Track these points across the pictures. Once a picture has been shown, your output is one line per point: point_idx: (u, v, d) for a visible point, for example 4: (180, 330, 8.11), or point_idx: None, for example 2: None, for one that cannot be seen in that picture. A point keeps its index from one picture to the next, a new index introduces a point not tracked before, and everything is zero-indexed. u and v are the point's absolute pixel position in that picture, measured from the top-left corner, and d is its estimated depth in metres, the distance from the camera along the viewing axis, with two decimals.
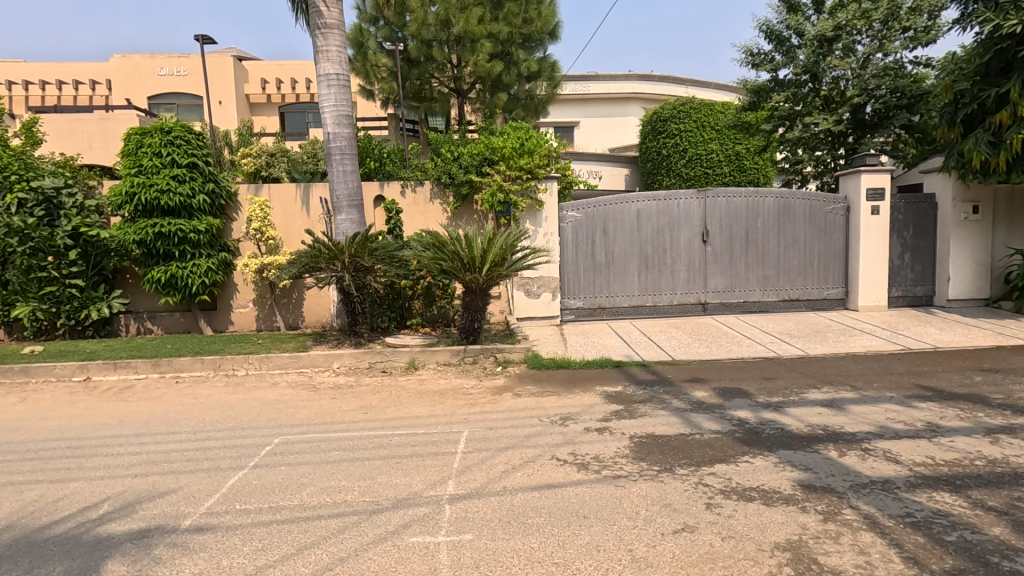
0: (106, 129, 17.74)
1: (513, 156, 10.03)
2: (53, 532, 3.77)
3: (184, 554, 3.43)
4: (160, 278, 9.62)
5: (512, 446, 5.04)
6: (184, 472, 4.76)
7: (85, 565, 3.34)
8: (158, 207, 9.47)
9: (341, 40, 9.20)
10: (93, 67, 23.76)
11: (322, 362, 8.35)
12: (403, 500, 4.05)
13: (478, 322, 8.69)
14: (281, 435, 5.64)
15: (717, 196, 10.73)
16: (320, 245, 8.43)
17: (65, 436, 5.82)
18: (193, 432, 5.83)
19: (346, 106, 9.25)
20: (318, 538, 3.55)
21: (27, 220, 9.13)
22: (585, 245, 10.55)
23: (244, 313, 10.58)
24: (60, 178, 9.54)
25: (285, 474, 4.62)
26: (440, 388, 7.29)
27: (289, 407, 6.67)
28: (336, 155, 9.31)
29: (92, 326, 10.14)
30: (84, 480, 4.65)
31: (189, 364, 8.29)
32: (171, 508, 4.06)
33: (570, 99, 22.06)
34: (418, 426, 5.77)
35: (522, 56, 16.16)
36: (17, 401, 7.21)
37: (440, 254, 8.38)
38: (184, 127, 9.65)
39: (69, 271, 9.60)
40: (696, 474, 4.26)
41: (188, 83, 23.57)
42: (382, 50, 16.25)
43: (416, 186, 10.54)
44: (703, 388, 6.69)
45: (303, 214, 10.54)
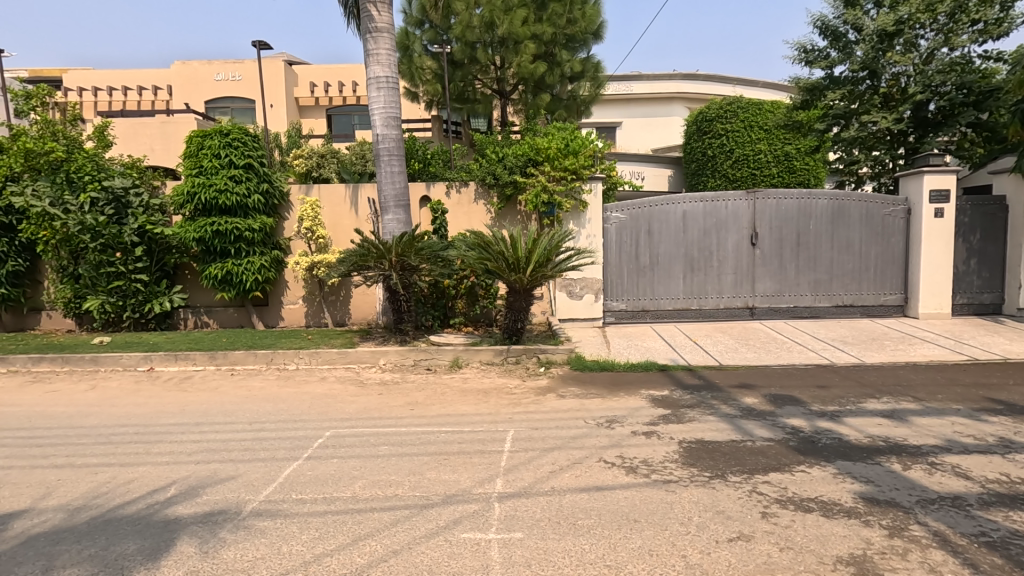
0: (167, 132, 18.63)
1: (557, 156, 9.99)
2: (125, 512, 3.99)
3: (247, 538, 3.57)
4: (217, 274, 10.03)
5: (559, 447, 5.03)
6: (243, 460, 4.95)
7: (155, 545, 3.52)
8: (217, 206, 9.87)
9: (391, 43, 9.39)
10: (155, 73, 25.03)
11: (369, 359, 8.54)
12: (453, 496, 4.11)
13: (521, 322, 8.72)
14: (332, 429, 5.79)
15: (767, 197, 10.44)
16: (369, 244, 8.61)
17: (132, 422, 6.15)
18: (248, 423, 6.05)
19: (394, 108, 9.44)
20: (372, 530, 3.64)
21: (98, 218, 9.71)
22: (629, 247, 10.42)
23: (294, 309, 10.94)
24: (127, 179, 10.10)
25: (338, 466, 4.75)
26: (484, 387, 7.35)
27: (338, 402, 6.84)
28: (384, 156, 9.50)
29: (154, 320, 10.65)
30: (151, 465, 4.90)
31: (243, 357, 8.61)
32: (232, 495, 4.23)
33: (613, 100, 21.87)
34: (464, 424, 5.83)
35: (566, 56, 16.14)
36: (87, 388, 7.67)
37: (485, 254, 8.43)
38: (241, 129, 10.03)
39: (134, 267, 10.12)
40: (750, 482, 4.16)
41: (242, 87, 24.51)
42: (427, 53, 16.52)
43: (461, 187, 10.65)
44: (753, 394, 6.52)
45: (352, 214, 10.81)
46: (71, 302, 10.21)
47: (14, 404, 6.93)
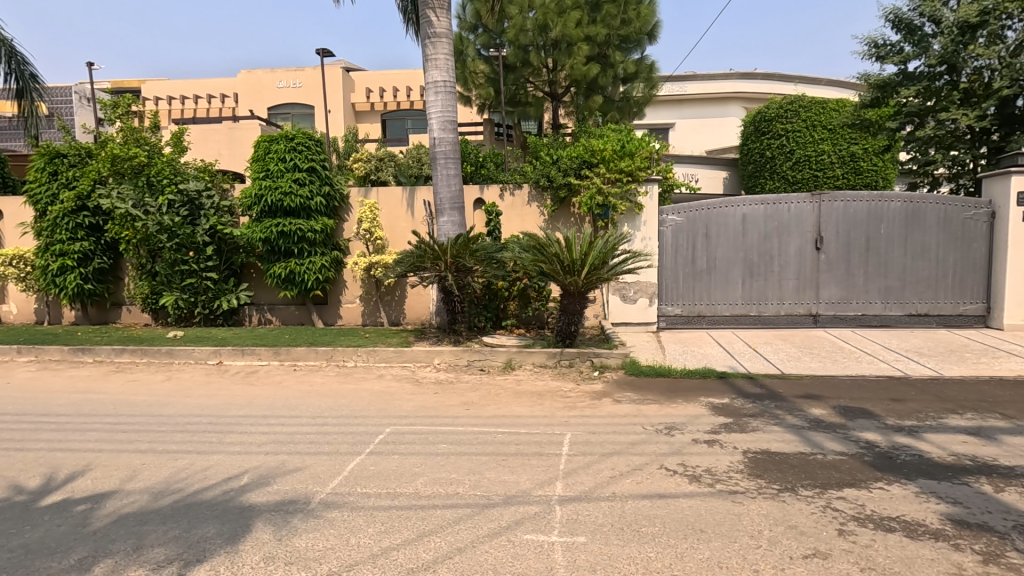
0: (233, 138, 19.61)
1: (613, 158, 9.86)
2: (203, 497, 4.21)
3: (317, 528, 3.69)
4: (281, 273, 10.44)
5: (617, 453, 4.96)
6: (309, 453, 5.13)
7: (233, 530, 3.69)
8: (281, 208, 10.29)
9: (449, 48, 9.55)
10: (222, 82, 26.39)
11: (424, 358, 8.69)
12: (513, 497, 4.12)
13: (574, 325, 8.65)
14: (391, 426, 5.93)
15: (834, 200, 9.98)
16: (425, 245, 8.77)
17: (205, 413, 6.49)
18: (312, 417, 6.27)
19: (451, 113, 9.58)
20: (436, 527, 3.69)
21: (174, 219, 10.32)
22: (685, 251, 10.18)
23: (351, 308, 11.28)
24: (201, 182, 10.71)
25: (399, 463, 4.85)
26: (538, 389, 7.34)
27: (396, 399, 6.99)
28: (440, 159, 9.65)
29: (222, 316, 11.20)
30: (225, 453, 5.15)
31: (305, 354, 8.94)
32: (300, 485, 4.39)
33: (666, 101, 21.49)
34: (521, 425, 5.84)
35: (619, 57, 15.97)
36: (163, 379, 8.16)
37: (540, 256, 8.41)
38: (305, 134, 10.41)
39: (205, 265, 10.69)
40: (823, 497, 3.97)
41: (303, 94, 25.48)
42: (480, 57, 16.71)
43: (515, 189, 10.67)
44: (821, 405, 6.22)
45: (408, 216, 11.05)
46: (148, 298, 10.86)
47: (101, 391, 7.44)
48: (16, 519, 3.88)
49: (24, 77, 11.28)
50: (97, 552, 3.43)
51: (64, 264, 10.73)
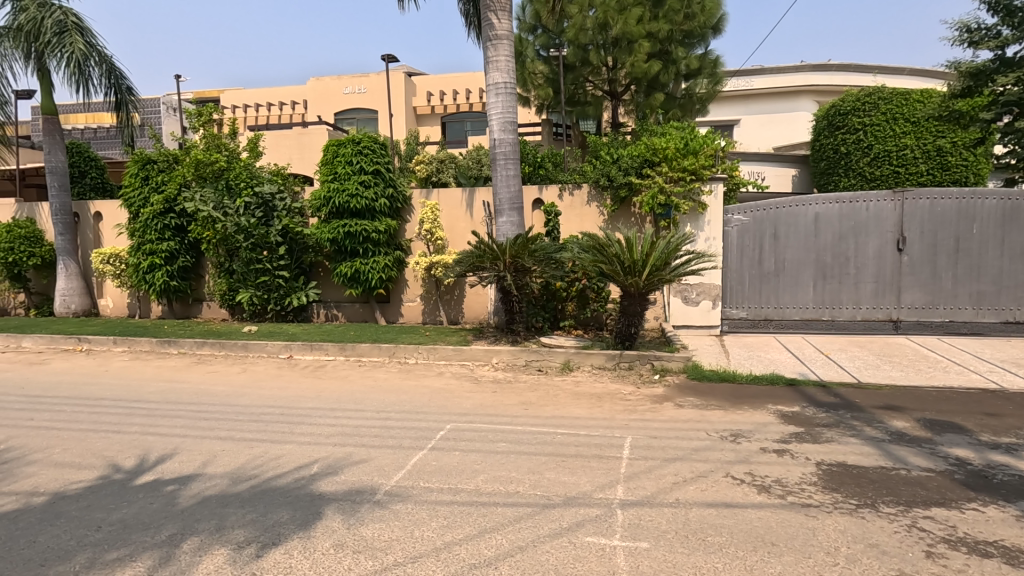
0: (303, 143, 20.56)
1: (676, 157, 9.59)
2: (278, 483, 4.44)
3: (383, 519, 3.81)
4: (347, 272, 10.84)
5: (680, 458, 4.83)
6: (374, 445, 5.30)
7: (305, 516, 3.86)
8: (348, 209, 10.69)
9: (510, 50, 9.61)
10: (293, 89, 27.70)
11: (483, 356, 8.78)
12: (574, 498, 4.09)
13: (634, 328, 8.50)
14: (452, 422, 6.03)
15: (918, 198, 9.31)
16: (485, 245, 8.85)
17: (278, 404, 6.83)
18: (376, 411, 6.48)
19: (511, 114, 9.64)
20: (497, 524, 3.72)
21: (250, 220, 10.95)
22: (752, 252, 9.79)
23: (412, 307, 11.56)
24: (274, 185, 11.32)
25: (460, 459, 4.93)
26: (597, 391, 7.26)
27: (455, 397, 7.10)
28: (500, 160, 9.71)
29: (293, 312, 11.75)
30: (296, 443, 5.41)
31: (369, 350, 9.26)
32: (366, 477, 4.54)
33: (732, 96, 20.73)
34: (580, 427, 5.79)
35: (682, 53, 15.59)
36: (240, 371, 8.67)
37: (600, 256, 8.30)
38: (371, 138, 10.78)
39: (278, 264, 11.27)
40: (907, 515, 3.71)
41: (368, 100, 26.39)
42: (539, 58, 16.70)
43: (574, 189, 10.55)
44: (903, 418, 5.82)
45: (467, 217, 11.20)
46: (226, 295, 11.56)
47: (185, 381, 8.00)
48: (114, 495, 4.23)
49: (121, 89, 12.25)
50: (185, 530, 3.68)
51: (154, 262, 11.60)
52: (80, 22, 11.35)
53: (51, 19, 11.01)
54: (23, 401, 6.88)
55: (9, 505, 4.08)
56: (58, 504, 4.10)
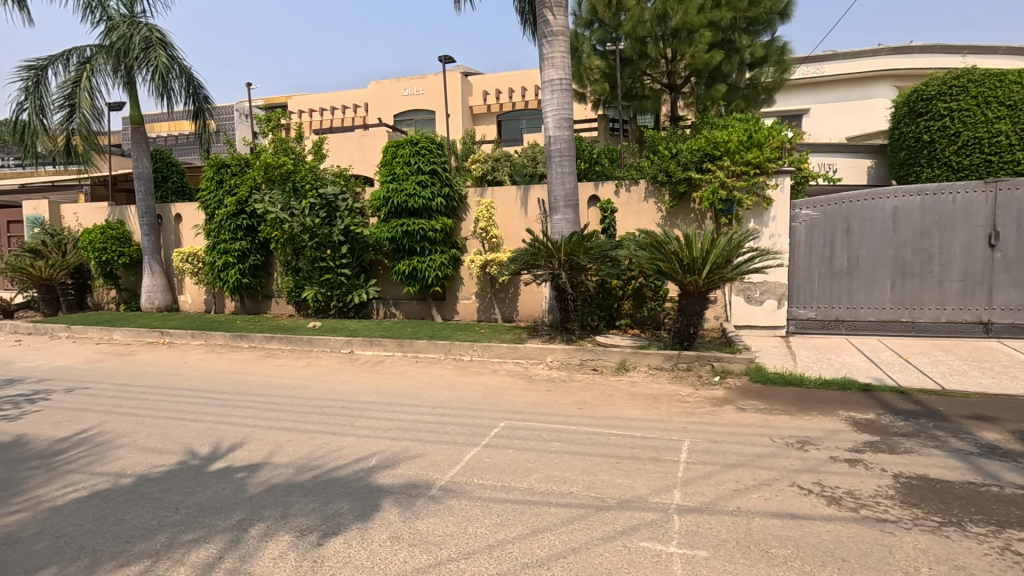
0: (364, 145, 21.25)
1: (739, 149, 9.17)
2: (338, 475, 4.61)
3: (437, 514, 3.86)
4: (405, 270, 11.10)
5: (741, 465, 4.63)
6: (429, 440, 5.40)
7: (363, 507, 3.98)
8: (406, 209, 10.95)
9: (566, 46, 9.52)
10: (354, 93, 28.62)
11: (537, 355, 8.79)
12: (628, 501, 4.00)
13: (693, 327, 8.24)
14: (505, 420, 6.06)
15: (1014, 188, 8.51)
16: (539, 243, 8.81)
17: (339, 397, 7.09)
18: (431, 406, 6.61)
19: (567, 110, 9.54)
20: (550, 524, 3.70)
21: (315, 220, 11.42)
22: (822, 248, 9.28)
23: (468, 304, 11.71)
24: (337, 186, 11.76)
25: (514, 457, 4.94)
26: (653, 392, 7.08)
27: (510, 394, 7.13)
28: (555, 157, 9.65)
29: (354, 309, 12.18)
30: (356, 436, 5.59)
31: (425, 346, 9.46)
32: (422, 471, 4.63)
33: (800, 85, 19.69)
34: (635, 428, 5.66)
35: (746, 42, 14.93)
36: (304, 365, 9.07)
37: (657, 254, 8.08)
38: (428, 138, 10.99)
39: (340, 262, 11.70)
40: (998, 537, 3.40)
41: (426, 101, 26.93)
42: (596, 53, 16.40)
43: (631, 185, 10.32)
44: (995, 429, 5.33)
45: (522, 214, 11.21)
46: (293, 292, 12.10)
47: (255, 374, 8.45)
48: (190, 479, 4.52)
49: (199, 99, 13.07)
50: (253, 516, 3.88)
51: (227, 261, 12.31)
52: (163, 37, 12.17)
53: (138, 35, 11.86)
54: (114, 389, 7.49)
55: (100, 484, 4.45)
56: (142, 485, 4.42)
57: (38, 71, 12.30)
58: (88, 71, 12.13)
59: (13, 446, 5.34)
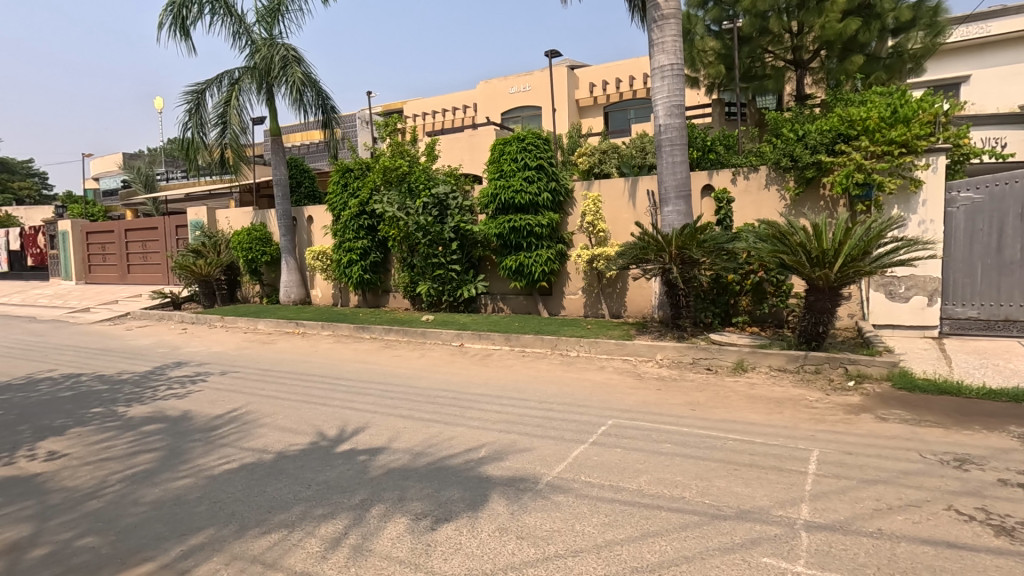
0: (473, 144, 21.91)
1: (880, 127, 8.15)
2: (450, 463, 4.79)
3: (544, 509, 3.87)
4: (512, 265, 11.27)
5: (883, 482, 4.13)
6: (536, 435, 5.43)
7: (474, 497, 4.10)
8: (513, 205, 11.10)
9: (677, 29, 9.07)
10: (464, 94, 29.59)
11: (646, 352, 8.51)
12: (748, 512, 3.74)
13: (823, 326, 7.49)
14: (613, 418, 5.93)
15: None
16: (649, 236, 8.46)
17: (450, 388, 7.38)
18: (538, 401, 6.65)
19: (678, 96, 9.09)
20: (661, 529, 3.56)
21: (428, 219, 11.95)
22: (985, 237, 8.12)
23: (574, 299, 11.62)
24: (448, 185, 12.24)
25: (622, 456, 4.81)
26: (775, 396, 6.55)
27: (618, 392, 6.97)
28: (666, 146, 9.24)
29: (464, 303, 12.60)
30: (467, 427, 5.77)
31: (532, 341, 9.55)
32: (530, 465, 4.67)
33: (960, 48, 17.10)
34: (755, 434, 5.26)
35: (889, 5, 13.19)
36: (419, 356, 9.57)
37: (780, 246, 7.41)
38: (534, 134, 11.07)
39: (450, 259, 12.17)
40: None
41: (532, 97, 27.16)
42: (710, 34, 15.50)
43: (750, 172, 9.56)
44: None
45: (630, 207, 10.91)
46: (409, 287, 12.79)
47: (375, 363, 9.06)
48: (320, 459, 4.94)
49: (328, 109, 14.22)
50: (374, 497, 4.15)
51: (352, 258, 13.33)
52: (298, 54, 13.45)
53: (277, 55, 13.21)
54: (257, 373, 8.42)
55: (246, 458, 5.01)
56: (280, 462, 4.91)
57: (198, 93, 14.06)
58: (237, 91, 13.66)
59: (181, 420, 6.20)
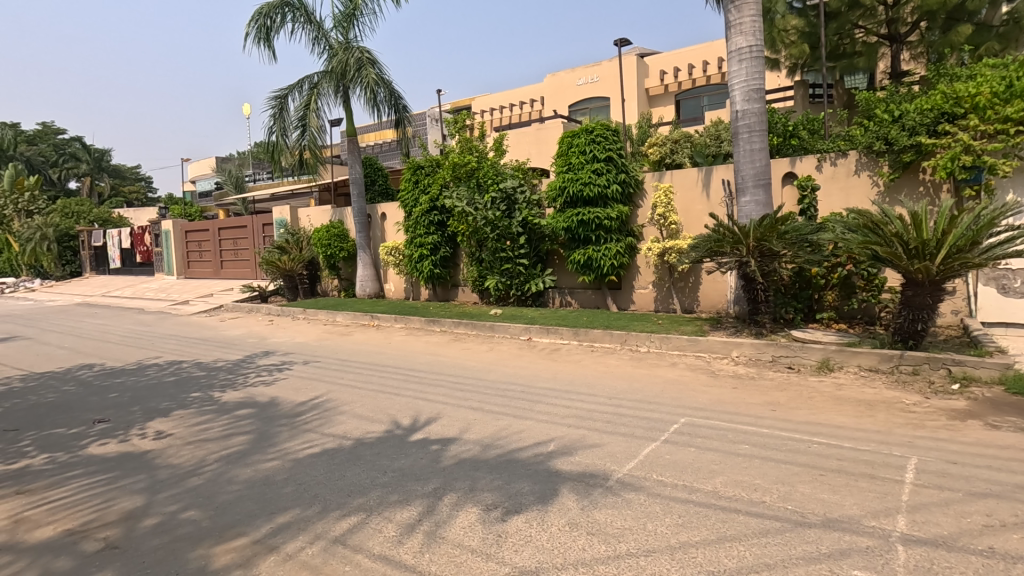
0: (540, 138, 21.89)
1: (992, 104, 7.38)
2: (520, 456, 4.82)
3: (614, 507, 3.82)
4: (580, 259, 11.18)
5: (994, 496, 3.74)
6: (606, 431, 5.36)
7: (543, 490, 4.11)
8: (582, 198, 10.97)
9: (756, 8, 8.59)
10: (531, 88, 29.56)
11: (721, 349, 8.18)
12: (835, 521, 3.50)
13: (921, 324, 6.88)
14: (687, 416, 5.74)
15: None
16: (725, 228, 8.08)
17: (519, 382, 7.43)
18: (608, 397, 6.56)
19: (757, 79, 8.61)
20: (738, 533, 3.41)
21: (496, 213, 12.03)
22: None
23: (645, 294, 11.38)
24: (516, 180, 12.27)
25: (697, 456, 4.65)
26: (866, 397, 6.10)
27: (691, 389, 6.75)
28: (743, 133, 8.78)
29: (532, 297, 12.62)
30: (535, 421, 5.79)
31: (601, 336, 9.45)
32: (600, 461, 4.61)
33: None
34: (844, 438, 4.92)
35: None
36: (488, 349, 9.70)
37: (872, 237, 6.86)
38: (603, 125, 10.89)
39: (518, 253, 12.25)
40: None
41: (600, 88, 26.72)
42: (792, 12, 14.49)
43: (838, 158, 8.92)
44: None
45: (703, 198, 10.49)
46: (477, 281, 12.98)
47: (446, 356, 9.28)
48: (395, 447, 5.12)
49: (400, 109, 14.68)
50: (446, 486, 4.26)
51: (422, 253, 13.69)
52: (372, 56, 13.97)
53: (353, 58, 13.78)
54: (336, 363, 8.86)
55: (327, 444, 5.28)
56: (358, 448, 5.14)
57: (281, 99, 14.89)
58: (316, 95, 14.34)
59: (269, 405, 6.64)
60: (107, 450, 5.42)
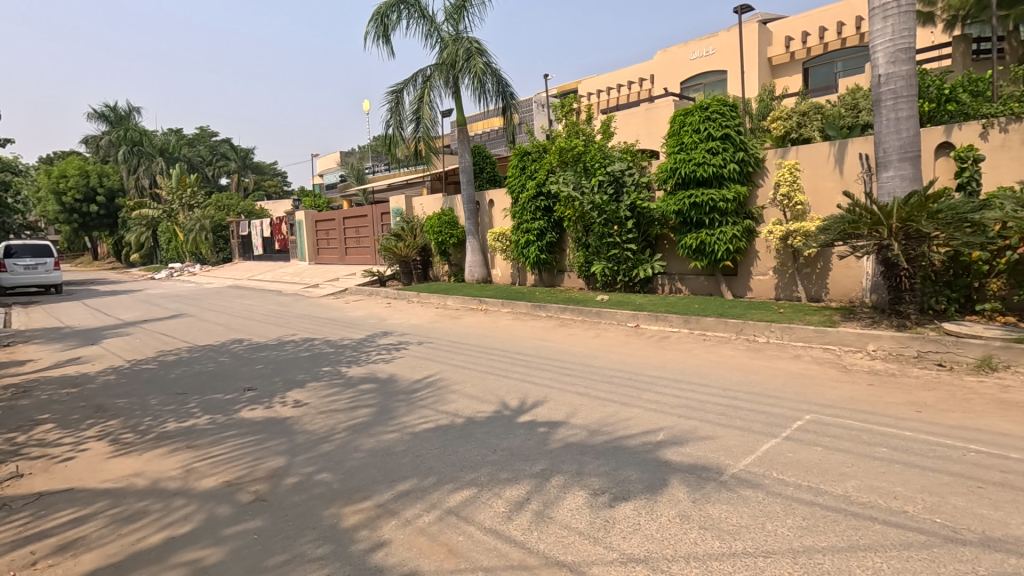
0: (650, 117, 21.07)
1: None
2: (628, 444, 4.74)
3: (728, 502, 3.64)
4: (692, 244, 10.65)
5: None
6: (720, 424, 5.10)
7: (652, 480, 4.02)
8: (695, 179, 10.42)
9: None
10: (640, 66, 28.53)
11: (854, 341, 7.44)
12: (997, 540, 3.06)
13: None
14: (812, 413, 5.29)
15: None
16: (862, 208, 7.26)
17: (625, 369, 7.30)
18: (721, 388, 6.24)
19: (906, 38, 7.58)
20: (873, 543, 3.11)
21: (604, 197, 11.82)
22: None
23: (764, 281, 10.62)
24: (624, 162, 11.96)
25: (824, 456, 4.28)
26: None
27: (817, 384, 6.21)
28: (887, 101, 7.80)
29: (640, 283, 12.30)
30: (643, 409, 5.66)
31: (714, 324, 8.99)
32: (713, 455, 4.41)
33: None
34: (1010, 447, 4.26)
35: None
36: (594, 335, 9.63)
37: None
38: (720, 100, 10.25)
39: (626, 237, 11.93)
40: None
41: (717, 61, 25.07)
42: None
43: (1010, 122, 7.63)
44: None
45: (836, 175, 9.50)
46: (584, 267, 12.87)
47: (552, 341, 9.36)
48: (503, 427, 5.28)
49: (507, 96, 14.88)
50: (553, 468, 4.31)
51: (529, 239, 13.83)
52: (480, 46, 14.26)
53: (462, 49, 14.17)
54: (448, 344, 9.29)
55: (441, 420, 5.57)
56: (469, 426, 5.36)
57: (397, 93, 15.70)
58: (428, 87, 14.93)
59: (388, 382, 7.13)
60: (256, 414, 6.15)
